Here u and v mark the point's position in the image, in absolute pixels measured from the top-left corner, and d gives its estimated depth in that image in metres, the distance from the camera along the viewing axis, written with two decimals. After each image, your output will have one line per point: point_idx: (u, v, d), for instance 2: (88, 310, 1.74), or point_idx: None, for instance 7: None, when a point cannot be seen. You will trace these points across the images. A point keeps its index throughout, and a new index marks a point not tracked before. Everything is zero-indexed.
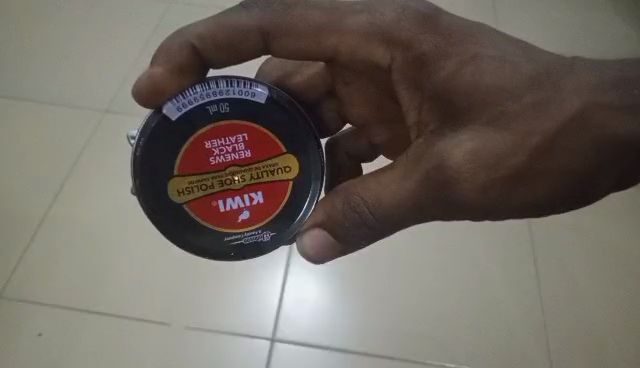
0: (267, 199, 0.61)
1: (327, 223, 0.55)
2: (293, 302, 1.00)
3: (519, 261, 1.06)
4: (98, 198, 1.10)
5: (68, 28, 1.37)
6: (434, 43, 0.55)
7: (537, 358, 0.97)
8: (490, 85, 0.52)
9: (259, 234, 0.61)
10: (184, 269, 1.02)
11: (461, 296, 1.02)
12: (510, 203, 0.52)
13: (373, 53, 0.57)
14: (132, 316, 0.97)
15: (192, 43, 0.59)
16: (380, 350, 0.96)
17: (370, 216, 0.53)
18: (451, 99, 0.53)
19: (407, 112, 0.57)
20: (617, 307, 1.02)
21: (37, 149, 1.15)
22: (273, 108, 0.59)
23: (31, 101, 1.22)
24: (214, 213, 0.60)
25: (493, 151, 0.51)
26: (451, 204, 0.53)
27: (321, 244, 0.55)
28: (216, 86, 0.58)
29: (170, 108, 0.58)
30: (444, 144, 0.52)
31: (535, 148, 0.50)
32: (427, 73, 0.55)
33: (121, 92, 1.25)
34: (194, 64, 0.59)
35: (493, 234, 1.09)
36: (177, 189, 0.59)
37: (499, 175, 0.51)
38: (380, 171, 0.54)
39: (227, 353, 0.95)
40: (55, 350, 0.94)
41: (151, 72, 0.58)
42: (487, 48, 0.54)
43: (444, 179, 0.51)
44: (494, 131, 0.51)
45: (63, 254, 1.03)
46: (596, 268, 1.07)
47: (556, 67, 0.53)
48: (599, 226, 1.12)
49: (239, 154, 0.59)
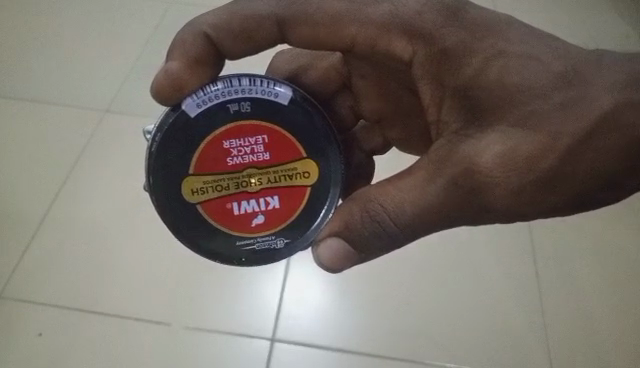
0: (283, 204, 0.59)
1: (343, 232, 0.54)
2: (294, 303, 0.98)
3: (526, 262, 1.05)
4: (100, 198, 1.08)
5: (68, 27, 1.35)
6: (459, 38, 0.53)
7: (538, 358, 0.95)
8: (516, 87, 0.50)
9: (272, 240, 0.60)
10: (186, 270, 1.01)
11: (466, 297, 1.00)
12: (539, 205, 0.51)
13: (393, 46, 0.55)
14: (131, 316, 0.96)
15: (205, 32, 0.59)
16: (381, 350, 0.95)
17: (392, 225, 0.52)
18: (476, 98, 0.52)
19: (426, 110, 0.56)
20: (619, 306, 1.01)
21: (37, 148, 1.14)
22: (294, 110, 0.57)
23: (31, 102, 1.21)
24: (228, 216, 0.59)
25: (522, 155, 0.49)
26: (481, 208, 0.51)
27: (337, 254, 0.55)
28: (239, 83, 0.56)
29: (190, 105, 0.56)
30: (471, 147, 0.51)
31: (565, 151, 0.49)
32: (446, 71, 0.53)
33: (122, 92, 1.24)
34: (211, 54, 0.59)
35: (497, 235, 1.08)
36: (191, 189, 0.58)
37: (529, 179, 0.50)
38: (402, 174, 0.53)
39: (226, 353, 0.93)
40: (55, 350, 0.93)
41: (169, 69, 0.57)
42: (515, 44, 0.52)
43: (472, 184, 0.50)
44: (522, 132, 0.49)
45: (65, 254, 1.01)
46: (598, 268, 1.05)
47: (584, 63, 0.51)
48: (601, 226, 1.11)
49: (257, 155, 0.57)
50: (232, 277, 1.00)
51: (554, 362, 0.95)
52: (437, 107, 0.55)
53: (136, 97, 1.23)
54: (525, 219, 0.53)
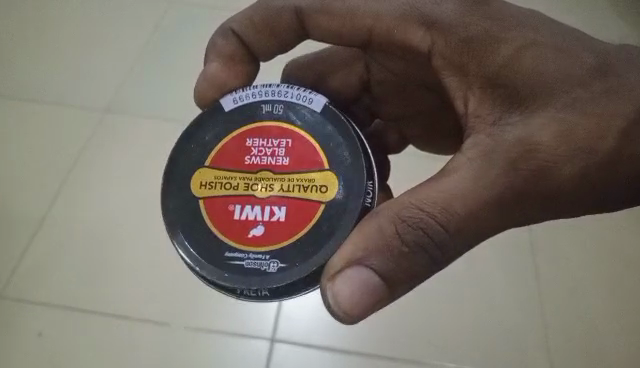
0: (288, 219, 0.52)
1: (371, 259, 0.47)
2: (293, 301, 0.97)
3: (531, 262, 1.03)
4: (100, 197, 1.07)
5: (69, 24, 1.34)
6: (484, 28, 0.52)
7: (539, 359, 0.94)
8: (555, 73, 0.49)
9: (265, 261, 0.51)
10: (184, 271, 0.99)
11: (469, 297, 0.99)
12: (598, 192, 0.49)
13: (411, 38, 0.56)
14: (129, 317, 0.95)
15: (233, 30, 0.65)
16: (382, 351, 0.93)
17: (441, 230, 0.47)
18: (512, 85, 0.50)
19: (454, 102, 0.55)
20: (621, 305, 0.99)
21: (37, 146, 1.13)
22: (323, 117, 0.56)
23: (29, 100, 1.19)
24: (227, 221, 0.53)
25: (581, 135, 0.48)
26: (544, 196, 0.48)
27: (360, 287, 0.47)
28: (277, 86, 0.57)
29: (227, 101, 0.58)
30: (522, 128, 0.49)
31: (622, 132, 0.48)
32: (473, 60, 0.52)
33: (123, 91, 1.22)
34: (244, 53, 0.66)
35: (501, 238, 1.05)
36: (201, 183, 0.55)
37: (593, 161, 0.48)
38: (443, 175, 0.49)
39: (223, 353, 0.92)
40: (54, 352, 0.92)
41: (209, 72, 0.64)
42: (545, 35, 0.51)
43: (536, 168, 0.48)
44: (576, 115, 0.48)
45: (64, 255, 1.00)
46: (601, 265, 1.03)
47: (614, 57, 0.51)
48: (606, 220, 1.08)
49: (276, 159, 0.54)
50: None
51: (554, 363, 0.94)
52: (465, 99, 0.53)
53: (136, 96, 1.21)
54: (576, 212, 0.51)
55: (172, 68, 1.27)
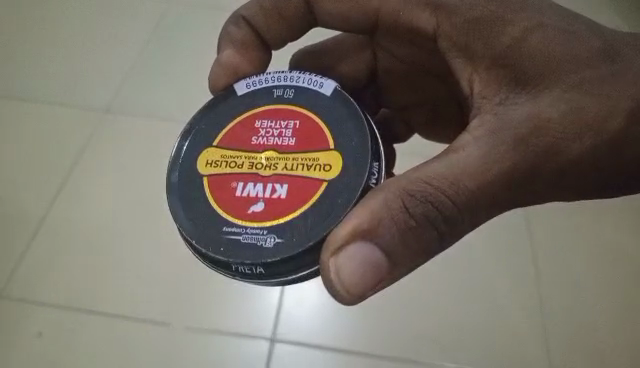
0: (289, 196, 0.51)
1: (375, 233, 0.46)
2: (294, 301, 0.97)
3: (532, 260, 1.03)
4: (101, 196, 1.07)
5: (69, 24, 1.34)
6: (490, 10, 0.54)
7: (538, 358, 0.94)
8: (563, 55, 0.50)
9: (262, 236, 0.49)
10: (183, 271, 0.99)
11: (468, 295, 0.99)
12: (602, 172, 0.50)
13: (417, 20, 0.58)
14: (129, 317, 0.95)
15: (243, 16, 0.67)
16: (382, 350, 0.93)
17: (450, 204, 0.47)
18: (519, 65, 0.51)
19: (460, 84, 0.56)
20: (620, 301, 0.99)
21: (37, 146, 1.13)
22: (331, 99, 0.56)
23: (29, 100, 1.19)
24: (228, 197, 0.52)
25: (589, 115, 0.49)
26: (550, 175, 0.49)
27: (362, 262, 0.46)
28: (289, 72, 0.58)
29: (241, 86, 0.59)
30: (528, 107, 0.50)
31: (630, 112, 0.49)
32: (479, 41, 0.54)
33: (123, 90, 1.22)
34: (255, 40, 0.67)
35: (501, 235, 1.05)
36: (206, 161, 0.55)
37: (602, 139, 0.49)
38: (449, 152, 0.49)
39: (224, 353, 0.92)
40: (54, 352, 0.92)
41: (222, 57, 0.64)
42: (551, 18, 0.52)
43: (545, 146, 0.49)
44: (584, 95, 0.49)
45: (64, 255, 1.00)
46: (602, 261, 1.03)
47: (622, 41, 0.51)
48: (607, 216, 1.08)
49: (282, 139, 0.54)
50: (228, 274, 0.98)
51: (554, 363, 0.93)
52: (470, 81, 0.55)
53: (136, 96, 1.22)
54: (575, 195, 0.52)
55: (172, 67, 1.27)
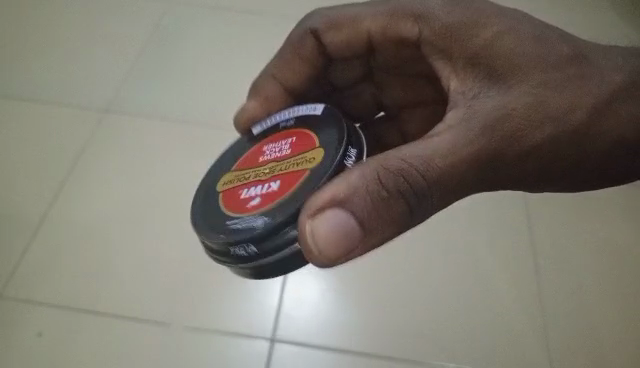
0: (279, 187, 0.54)
1: (353, 205, 0.48)
2: (293, 302, 0.98)
3: (528, 259, 1.05)
4: (98, 198, 1.08)
5: (68, 28, 1.36)
6: (466, 16, 0.59)
7: (537, 358, 0.94)
8: (531, 55, 0.56)
9: (255, 219, 0.52)
10: (182, 272, 1.00)
11: (466, 296, 1.00)
12: (564, 161, 0.56)
13: (403, 28, 0.64)
14: (130, 317, 0.95)
15: (271, 73, 0.72)
16: (381, 350, 0.94)
17: (424, 183, 0.50)
18: (490, 64, 0.57)
19: (442, 82, 0.61)
20: (616, 301, 1.00)
21: (37, 148, 1.14)
22: (322, 115, 0.60)
23: (29, 102, 1.21)
24: (234, 201, 0.57)
25: (554, 107, 0.54)
26: (515, 159, 0.54)
27: (340, 227, 0.47)
28: (295, 107, 0.64)
29: (257, 128, 0.67)
30: (497, 99, 0.54)
31: (590, 109, 0.55)
32: (455, 44, 0.60)
33: (121, 92, 1.24)
34: (282, 92, 0.72)
35: (493, 236, 1.08)
36: (224, 182, 0.61)
37: (564, 131, 0.54)
38: (426, 136, 0.53)
39: (224, 353, 0.92)
40: (54, 352, 0.92)
41: (249, 110, 0.71)
42: (523, 23, 0.58)
43: (511, 133, 0.53)
44: (547, 91, 0.54)
45: (64, 255, 1.01)
46: (597, 264, 1.05)
47: (586, 49, 0.58)
48: (600, 221, 1.10)
49: (281, 152, 0.59)
50: (227, 275, 1.00)
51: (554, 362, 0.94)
52: (450, 76, 0.60)
53: (136, 97, 1.23)
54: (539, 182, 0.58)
55: (171, 69, 1.29)
